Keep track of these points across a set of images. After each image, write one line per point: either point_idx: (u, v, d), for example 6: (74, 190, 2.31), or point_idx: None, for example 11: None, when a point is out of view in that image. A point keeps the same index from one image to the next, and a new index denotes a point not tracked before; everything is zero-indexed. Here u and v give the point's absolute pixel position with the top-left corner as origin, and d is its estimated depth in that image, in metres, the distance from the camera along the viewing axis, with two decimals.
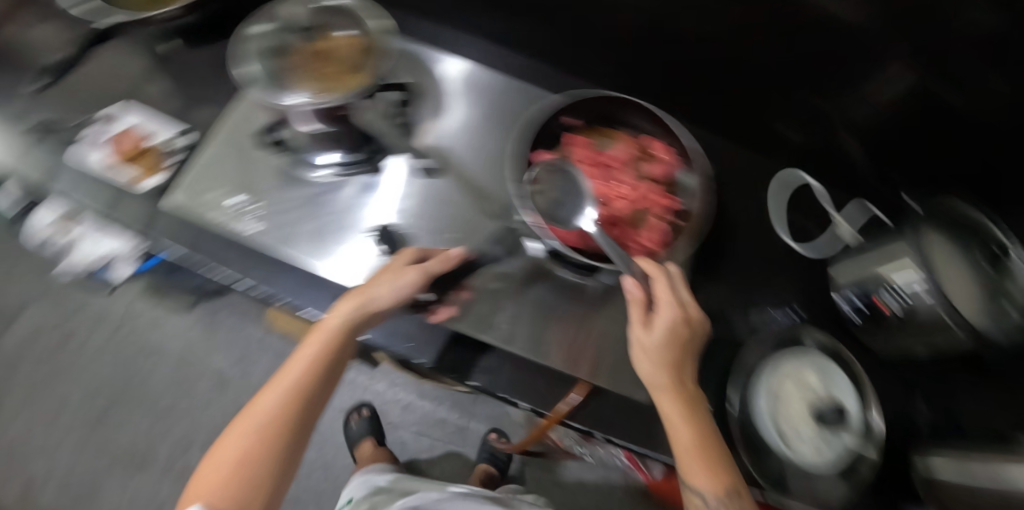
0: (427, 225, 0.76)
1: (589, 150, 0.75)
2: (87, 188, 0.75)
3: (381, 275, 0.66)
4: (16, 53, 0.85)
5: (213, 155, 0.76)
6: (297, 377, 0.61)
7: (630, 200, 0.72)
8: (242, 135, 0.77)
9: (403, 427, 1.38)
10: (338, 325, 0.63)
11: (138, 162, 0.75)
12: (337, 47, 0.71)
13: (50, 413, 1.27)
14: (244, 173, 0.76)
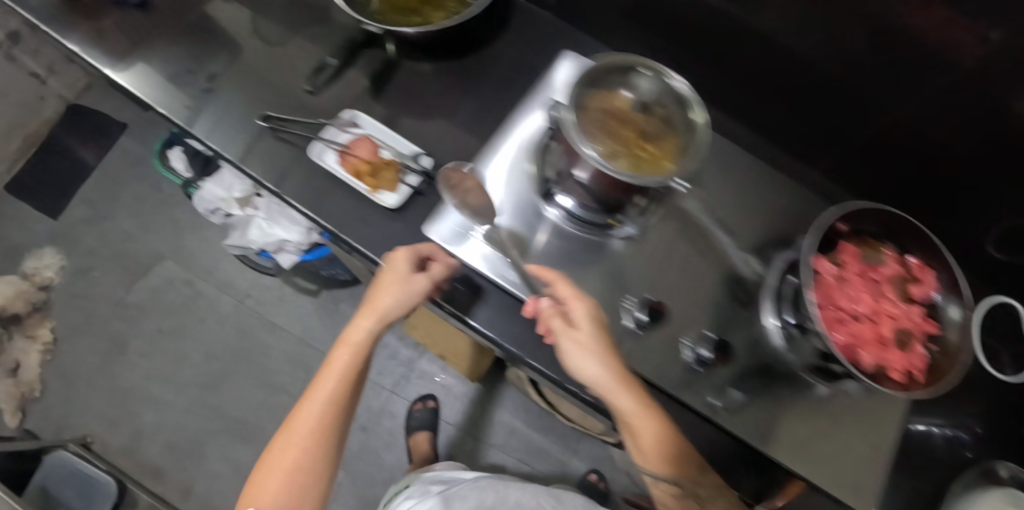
0: (657, 289, 0.69)
1: (858, 260, 0.65)
2: (329, 199, 0.73)
3: (387, 281, 0.63)
4: (274, 53, 0.88)
5: (471, 186, 0.69)
6: (330, 392, 0.62)
7: (893, 321, 0.64)
8: (504, 169, 0.71)
9: (506, 450, 1.23)
10: (362, 332, 0.63)
11: (370, 176, 0.71)
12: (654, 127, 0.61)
13: (165, 369, 1.23)
14: (504, 209, 0.69)
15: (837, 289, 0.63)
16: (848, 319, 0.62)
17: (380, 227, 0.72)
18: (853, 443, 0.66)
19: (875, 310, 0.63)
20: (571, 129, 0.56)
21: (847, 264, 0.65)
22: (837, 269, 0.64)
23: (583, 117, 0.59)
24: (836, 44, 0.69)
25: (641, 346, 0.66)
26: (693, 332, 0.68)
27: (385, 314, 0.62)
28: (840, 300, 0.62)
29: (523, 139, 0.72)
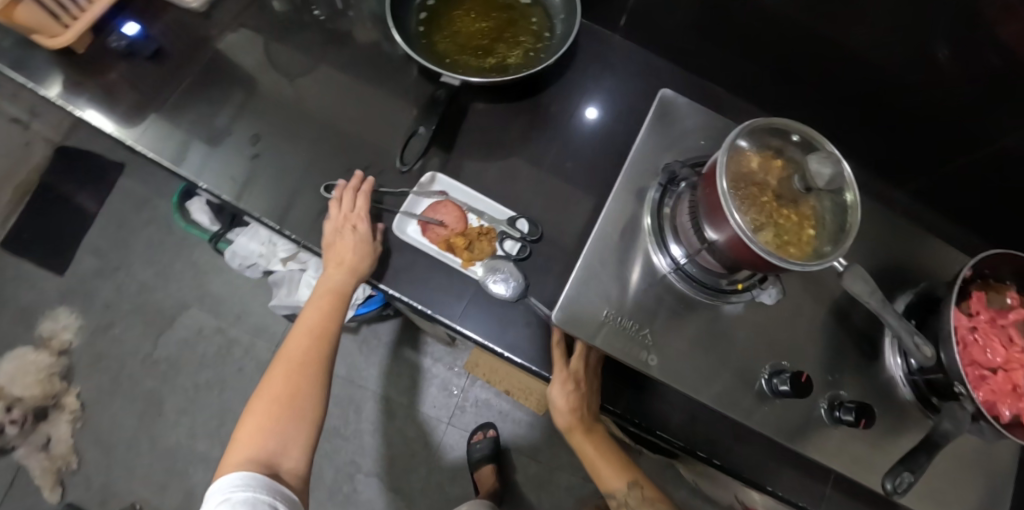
0: (780, 348, 0.66)
1: (984, 306, 0.63)
2: (420, 277, 0.67)
3: (343, 238, 0.65)
4: (313, 101, 0.79)
5: (589, 256, 0.65)
6: (301, 341, 0.64)
7: None
8: (619, 234, 0.66)
9: (570, 470, 1.23)
10: (325, 283, 0.65)
11: (465, 247, 0.67)
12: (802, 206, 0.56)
13: (212, 421, 1.22)
14: (624, 283, 0.64)
15: (966, 339, 0.61)
16: (981, 371, 0.60)
17: (479, 304, 0.67)
18: (973, 480, 0.67)
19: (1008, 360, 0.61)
20: (726, 200, 0.52)
21: (978, 313, 0.63)
22: (966, 319, 0.62)
23: (737, 185, 0.55)
24: (941, 72, 0.65)
25: (776, 411, 0.64)
26: (826, 393, 0.66)
27: (348, 266, 0.64)
28: (969, 351, 0.61)
29: (635, 198, 0.68)
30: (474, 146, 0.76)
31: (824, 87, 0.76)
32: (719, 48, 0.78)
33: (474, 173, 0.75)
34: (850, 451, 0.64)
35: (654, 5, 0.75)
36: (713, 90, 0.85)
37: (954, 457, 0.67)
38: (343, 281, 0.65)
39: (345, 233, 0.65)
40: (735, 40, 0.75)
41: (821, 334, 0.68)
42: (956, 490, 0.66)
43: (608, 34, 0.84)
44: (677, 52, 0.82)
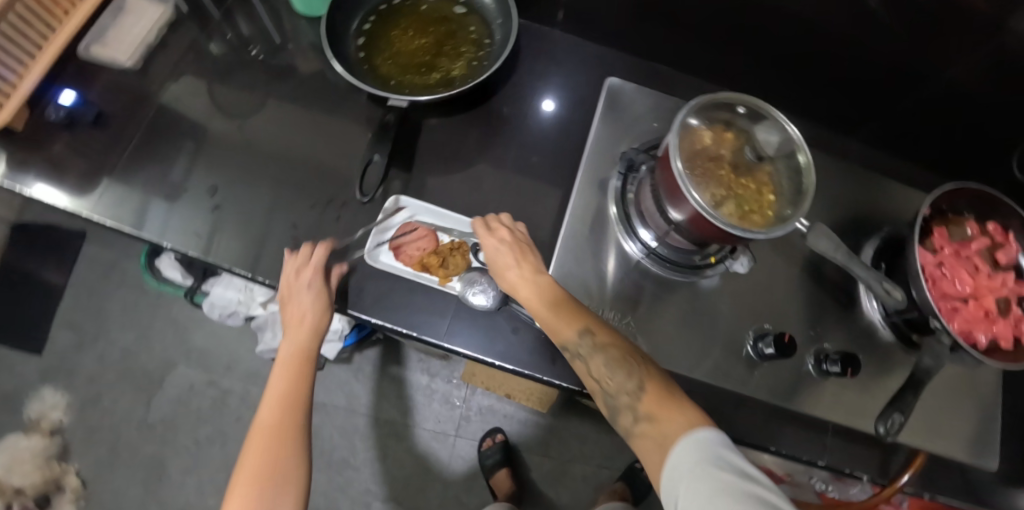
0: (760, 313, 0.68)
1: (944, 241, 0.65)
2: (400, 300, 0.67)
3: (292, 296, 0.64)
4: (264, 140, 0.78)
5: (560, 256, 0.66)
6: (277, 388, 0.63)
7: (994, 293, 0.63)
8: (587, 229, 0.67)
9: (583, 460, 1.24)
10: (298, 328, 0.64)
11: (439, 266, 0.68)
12: (758, 177, 0.57)
13: (219, 474, 1.20)
14: (599, 275, 0.65)
15: (936, 275, 0.63)
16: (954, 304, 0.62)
17: (464, 317, 0.67)
18: (963, 405, 0.69)
19: (975, 288, 0.63)
20: (681, 177, 0.53)
21: (940, 247, 0.65)
22: (931, 256, 0.64)
23: (692, 164, 0.55)
24: (870, 22, 0.67)
25: (766, 373, 0.66)
26: (810, 348, 0.68)
27: (314, 312, 0.63)
28: (940, 286, 0.63)
29: (598, 190, 0.69)
30: (434, 161, 0.76)
31: (763, 51, 0.78)
32: (656, 27, 0.79)
33: (437, 188, 0.75)
34: (841, 399, 0.66)
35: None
36: (658, 69, 0.86)
37: (944, 388, 0.69)
38: (317, 325, 0.64)
39: (304, 280, 0.64)
40: (670, 18, 0.76)
41: (796, 293, 0.70)
42: (949, 418, 0.69)
43: (546, 31, 0.85)
44: (616, 37, 0.83)
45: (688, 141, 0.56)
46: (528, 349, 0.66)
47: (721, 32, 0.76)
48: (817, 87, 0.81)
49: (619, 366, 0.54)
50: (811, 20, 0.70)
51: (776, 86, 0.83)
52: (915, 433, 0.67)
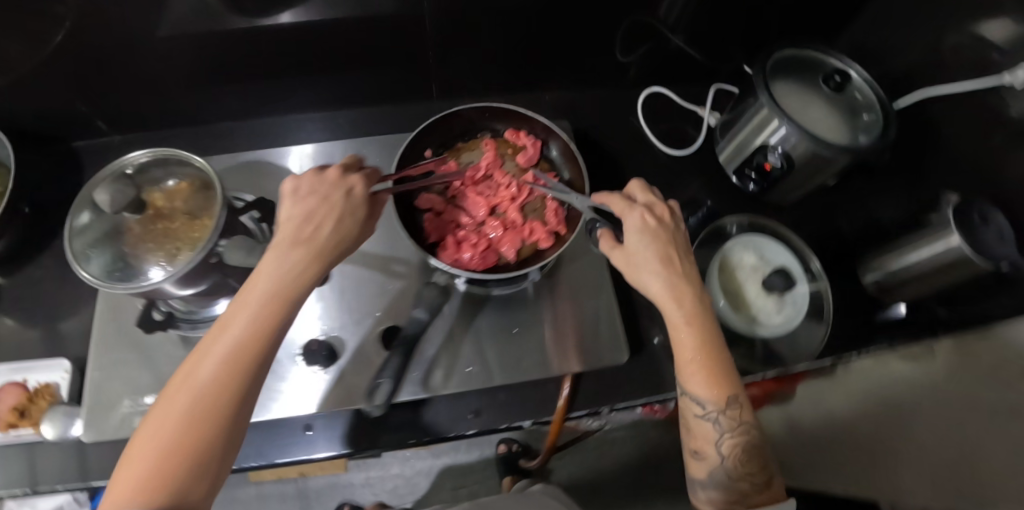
0: (344, 317, 0.66)
1: (456, 170, 0.62)
2: (14, 467, 0.65)
3: (320, 210, 0.50)
4: None
5: (91, 362, 0.62)
6: (170, 435, 0.37)
7: (515, 197, 0.60)
8: (109, 323, 0.64)
9: (438, 492, 1.21)
10: (238, 335, 0.42)
11: (22, 422, 0.65)
12: (170, 198, 0.58)
13: None
14: (130, 367, 0.62)
15: (447, 213, 0.60)
16: (471, 235, 0.59)
17: (81, 454, 0.65)
18: (596, 307, 0.70)
19: (493, 206, 0.60)
20: (108, 285, 0.51)
21: (450, 182, 0.61)
22: (440, 193, 0.61)
23: (111, 264, 0.53)
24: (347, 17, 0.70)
25: (338, 377, 0.63)
26: (379, 329, 0.66)
27: (322, 257, 0.48)
28: (457, 222, 0.60)
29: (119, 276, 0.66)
30: (25, 314, 0.74)
31: (318, 63, 0.78)
32: (221, 91, 0.80)
33: (35, 340, 0.72)
34: (433, 364, 0.65)
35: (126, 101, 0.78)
36: (260, 123, 0.87)
37: (540, 303, 0.69)
38: (268, 330, 0.43)
39: (339, 210, 0.51)
40: (220, 79, 0.77)
41: (360, 284, 0.68)
42: (550, 334, 0.68)
43: (134, 136, 0.84)
44: (199, 116, 0.83)
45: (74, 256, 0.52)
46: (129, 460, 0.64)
47: (267, 67, 0.77)
48: (381, 80, 0.83)
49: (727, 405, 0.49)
50: (319, 24, 0.70)
51: (351, 94, 0.85)
52: (508, 368, 0.66)
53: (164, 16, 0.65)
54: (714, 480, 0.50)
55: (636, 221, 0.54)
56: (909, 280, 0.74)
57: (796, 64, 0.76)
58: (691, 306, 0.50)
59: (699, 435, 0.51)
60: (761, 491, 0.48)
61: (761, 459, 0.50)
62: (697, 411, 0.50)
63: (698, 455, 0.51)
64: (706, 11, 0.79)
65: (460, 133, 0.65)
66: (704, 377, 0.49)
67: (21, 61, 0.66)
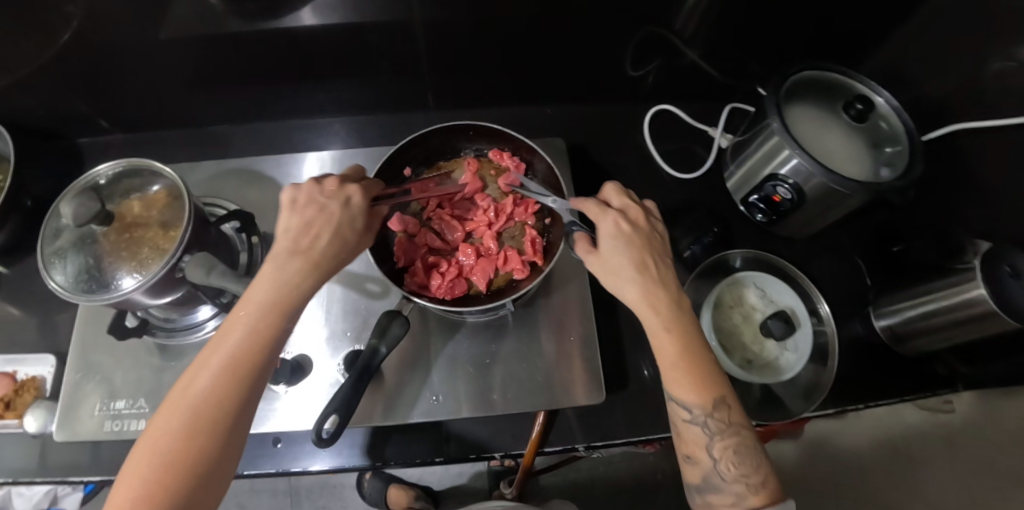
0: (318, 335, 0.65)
1: (435, 193, 0.65)
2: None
3: (316, 219, 0.50)
4: None
5: (80, 362, 0.65)
6: (162, 455, 0.40)
7: (490, 224, 0.63)
8: (90, 324, 0.67)
9: None
10: (231, 355, 0.43)
11: (9, 414, 0.68)
12: (144, 207, 0.58)
13: None
14: (115, 369, 0.65)
15: (423, 236, 0.63)
16: (442, 261, 0.61)
17: (67, 446, 0.67)
18: (581, 339, 0.66)
19: (467, 231, 0.63)
20: (77, 296, 0.52)
21: (425, 205, 0.64)
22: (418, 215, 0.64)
23: (86, 279, 0.54)
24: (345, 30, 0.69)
25: (302, 398, 0.62)
26: (345, 352, 0.64)
27: (321, 269, 0.49)
28: (432, 246, 0.63)
29: None
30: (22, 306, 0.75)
31: (316, 73, 0.76)
32: (220, 97, 0.79)
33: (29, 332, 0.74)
34: (401, 390, 0.64)
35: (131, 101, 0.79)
36: (260, 126, 0.86)
37: (516, 332, 0.67)
38: (261, 349, 0.44)
39: (337, 220, 0.51)
40: (219, 85, 0.77)
41: (331, 302, 0.66)
42: (523, 366, 0.65)
43: (140, 135, 0.85)
44: (200, 118, 0.83)
45: (53, 275, 0.54)
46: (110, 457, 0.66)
47: (265, 75, 0.76)
48: (381, 89, 0.81)
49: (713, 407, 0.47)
50: (314, 34, 0.69)
51: (351, 102, 0.83)
52: (476, 399, 0.64)
53: (158, 26, 0.64)
54: (710, 485, 0.47)
55: (609, 227, 0.51)
56: (925, 329, 0.68)
57: (818, 85, 0.70)
58: (672, 314, 0.49)
59: (689, 440, 0.48)
60: (757, 494, 0.45)
61: (760, 460, 0.47)
62: (683, 415, 0.48)
63: (691, 461, 0.48)
64: (727, 27, 0.73)
65: (442, 153, 0.68)
66: (687, 379, 0.47)
67: (28, 63, 0.67)
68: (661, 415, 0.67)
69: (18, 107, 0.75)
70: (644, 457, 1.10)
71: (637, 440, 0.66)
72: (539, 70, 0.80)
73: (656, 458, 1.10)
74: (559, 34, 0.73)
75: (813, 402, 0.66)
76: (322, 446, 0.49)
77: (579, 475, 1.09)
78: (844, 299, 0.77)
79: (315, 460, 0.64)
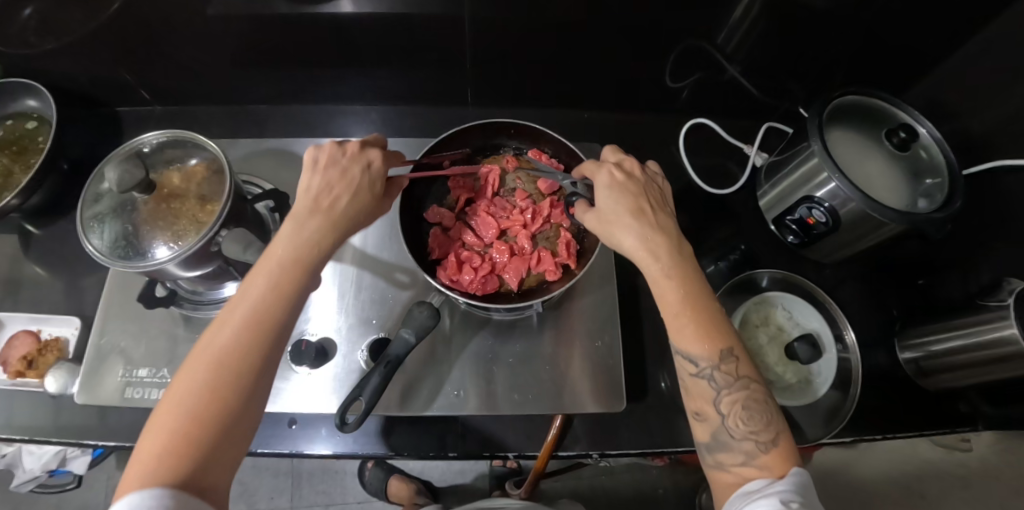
0: (345, 321, 0.65)
1: (472, 189, 0.66)
2: (18, 413, 0.67)
3: (338, 184, 0.50)
4: None
5: (105, 326, 0.66)
6: (187, 404, 0.38)
7: (526, 225, 0.63)
8: (117, 291, 0.67)
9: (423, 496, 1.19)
10: (255, 306, 0.43)
11: (30, 372, 0.69)
12: (184, 180, 0.58)
13: None
14: (141, 337, 0.65)
15: (459, 230, 0.63)
16: (474, 257, 0.61)
17: (82, 409, 0.67)
18: (604, 347, 0.66)
19: (501, 229, 0.63)
20: (111, 261, 0.52)
21: (459, 200, 0.65)
22: (453, 210, 0.65)
23: (123, 245, 0.54)
24: (395, 20, 0.69)
25: (322, 382, 0.63)
26: (368, 339, 0.64)
27: (341, 226, 0.49)
28: (467, 241, 0.63)
29: None
30: (48, 267, 0.76)
31: (358, 59, 0.77)
32: (259, 76, 0.80)
33: (52, 294, 0.75)
34: (421, 382, 0.64)
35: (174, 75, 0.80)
36: (297, 109, 0.87)
37: (539, 333, 0.66)
38: (285, 301, 0.44)
39: (358, 180, 0.51)
40: (260, 64, 0.77)
41: (358, 289, 0.67)
42: (543, 368, 0.65)
43: (177, 107, 0.86)
44: (238, 96, 0.84)
45: (91, 239, 0.54)
46: (126, 424, 0.66)
47: (307, 57, 0.76)
48: (421, 82, 0.82)
49: (720, 361, 0.46)
50: (360, 21, 0.69)
51: (390, 92, 0.84)
52: (494, 397, 0.63)
53: (211, 3, 0.65)
54: (719, 443, 0.45)
55: (605, 179, 0.52)
56: (953, 365, 0.67)
57: (863, 110, 0.69)
58: (673, 265, 0.48)
59: (697, 395, 0.47)
60: (768, 451, 0.43)
61: (771, 420, 0.45)
62: (690, 369, 0.47)
63: (700, 417, 0.47)
64: (773, 47, 0.73)
65: (482, 149, 0.68)
66: (692, 328, 0.46)
67: (83, 29, 0.68)
68: (677, 430, 0.66)
69: (64, 70, 0.76)
70: (648, 471, 1.10)
71: (650, 453, 0.65)
72: (580, 74, 0.80)
73: (659, 472, 1.09)
74: (603, 39, 0.73)
75: (830, 430, 0.65)
76: (346, 431, 0.51)
77: (580, 484, 1.09)
78: (869, 329, 0.76)
79: (328, 444, 0.64)
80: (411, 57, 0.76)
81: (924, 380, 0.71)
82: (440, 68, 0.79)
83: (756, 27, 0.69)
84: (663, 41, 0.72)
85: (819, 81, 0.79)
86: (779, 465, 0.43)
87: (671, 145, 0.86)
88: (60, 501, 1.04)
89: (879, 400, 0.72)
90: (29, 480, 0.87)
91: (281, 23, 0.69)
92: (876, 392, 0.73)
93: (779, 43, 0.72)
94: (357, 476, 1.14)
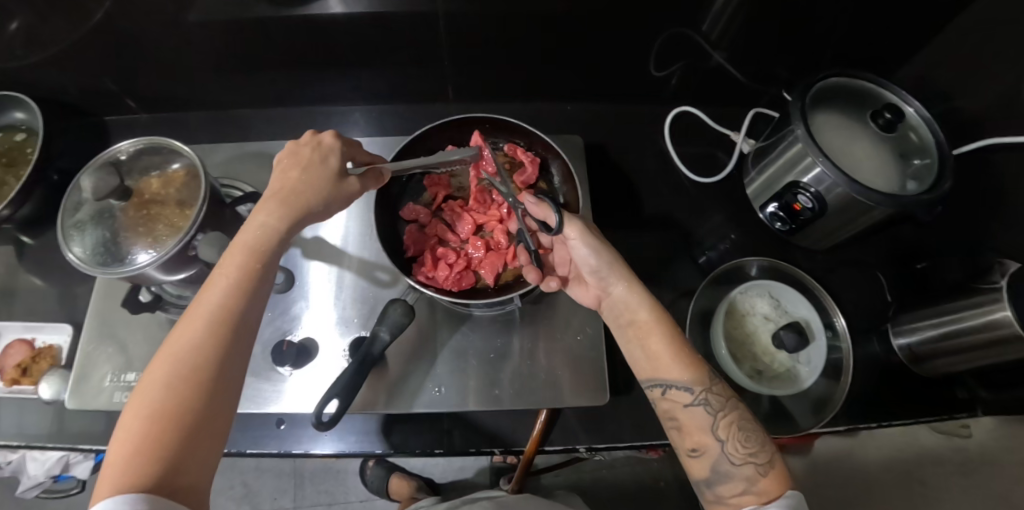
0: (330, 321, 0.66)
1: (448, 186, 0.66)
2: (18, 420, 0.69)
3: (299, 169, 0.50)
4: None
5: (93, 333, 0.67)
6: (152, 411, 0.36)
7: (503, 222, 0.64)
8: (104, 297, 0.68)
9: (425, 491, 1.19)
10: (223, 298, 0.42)
11: (24, 379, 0.70)
12: (162, 187, 0.59)
13: None
14: (129, 342, 0.66)
15: (434, 228, 0.64)
16: (451, 253, 0.62)
17: (77, 416, 0.68)
18: (588, 338, 0.66)
19: (478, 225, 0.64)
20: (91, 268, 0.53)
21: (436, 197, 0.66)
22: (429, 206, 0.66)
23: (103, 252, 0.55)
24: (371, 19, 0.69)
25: (307, 382, 0.63)
26: (351, 338, 0.64)
27: (296, 204, 0.48)
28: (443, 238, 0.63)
29: None
30: (42, 278, 0.77)
31: (341, 60, 0.77)
32: (243, 80, 0.80)
33: (47, 303, 0.76)
34: (406, 379, 0.64)
35: (158, 84, 0.80)
36: (283, 111, 0.87)
37: (524, 328, 0.66)
38: (246, 300, 0.42)
39: (311, 159, 0.51)
40: (243, 68, 0.78)
41: (340, 288, 0.67)
42: (528, 363, 0.65)
43: (164, 114, 0.87)
44: (225, 101, 0.85)
45: (72, 248, 0.54)
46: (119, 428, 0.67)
47: (290, 60, 0.76)
48: (403, 79, 0.81)
49: (706, 388, 0.47)
50: (340, 22, 0.69)
51: (374, 90, 0.84)
52: (479, 391, 0.63)
53: (187, 8, 0.65)
54: (719, 474, 0.44)
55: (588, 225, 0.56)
56: (946, 351, 0.65)
57: (850, 91, 0.68)
58: (653, 303, 0.50)
59: (693, 425, 0.47)
60: (767, 475, 0.43)
61: (764, 440, 0.45)
62: (683, 400, 0.47)
63: (697, 453, 0.46)
64: (755, 32, 0.71)
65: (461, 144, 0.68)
66: (675, 361, 0.48)
67: (63, 37, 0.69)
68: None
69: (52, 82, 0.77)
70: (650, 464, 1.09)
71: (638, 446, 0.65)
72: (562, 66, 0.79)
73: (659, 465, 1.09)
74: (585, 31, 0.72)
75: (819, 420, 0.65)
76: (322, 430, 0.51)
77: (581, 477, 1.09)
78: (863, 315, 0.75)
79: (316, 443, 0.64)
80: (391, 55, 0.76)
81: (917, 366, 0.70)
82: (421, 65, 0.78)
83: (739, 10, 0.68)
84: (645, 29, 0.71)
85: (808, 63, 0.77)
86: (780, 487, 0.42)
87: (657, 135, 0.85)
88: (68, 506, 1.06)
89: (876, 387, 0.71)
90: (33, 486, 0.89)
91: (259, 27, 0.69)
92: (872, 379, 0.71)
93: (764, 25, 0.70)
94: (359, 475, 1.14)
